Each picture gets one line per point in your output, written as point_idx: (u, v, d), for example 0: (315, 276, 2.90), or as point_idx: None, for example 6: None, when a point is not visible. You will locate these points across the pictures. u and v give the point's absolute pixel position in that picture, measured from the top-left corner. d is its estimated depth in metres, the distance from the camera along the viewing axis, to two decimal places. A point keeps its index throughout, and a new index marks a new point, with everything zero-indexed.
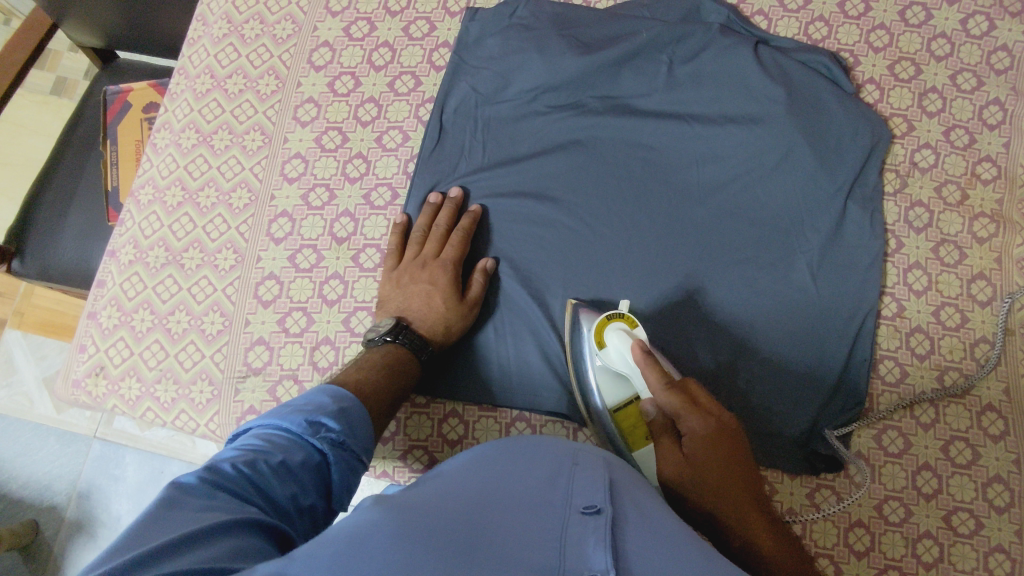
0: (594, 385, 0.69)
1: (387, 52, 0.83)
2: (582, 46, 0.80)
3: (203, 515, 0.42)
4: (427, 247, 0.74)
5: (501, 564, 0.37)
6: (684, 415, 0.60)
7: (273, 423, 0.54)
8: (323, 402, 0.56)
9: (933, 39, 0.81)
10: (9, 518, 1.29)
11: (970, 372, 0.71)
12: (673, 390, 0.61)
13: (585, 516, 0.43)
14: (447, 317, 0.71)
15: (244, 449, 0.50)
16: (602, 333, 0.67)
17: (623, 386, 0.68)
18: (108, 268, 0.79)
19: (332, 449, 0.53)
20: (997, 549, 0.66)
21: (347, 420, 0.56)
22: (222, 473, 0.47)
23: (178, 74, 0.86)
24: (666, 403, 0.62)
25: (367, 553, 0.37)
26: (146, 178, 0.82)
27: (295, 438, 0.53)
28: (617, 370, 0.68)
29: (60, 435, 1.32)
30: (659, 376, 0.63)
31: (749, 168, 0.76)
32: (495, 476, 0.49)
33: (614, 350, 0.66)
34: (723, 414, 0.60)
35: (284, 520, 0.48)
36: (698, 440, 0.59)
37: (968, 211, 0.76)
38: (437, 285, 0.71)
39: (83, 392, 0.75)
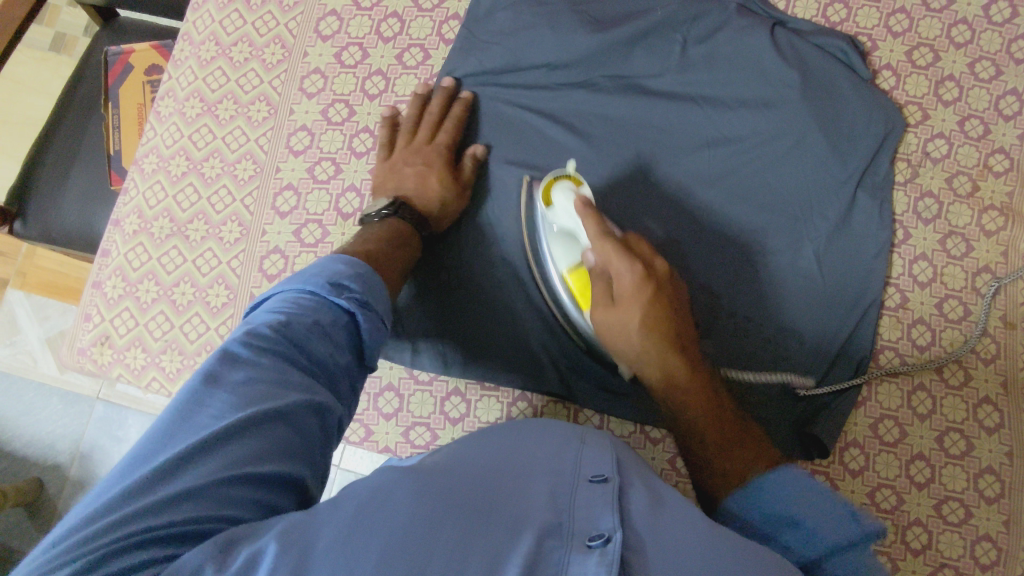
0: (546, 252, 0.70)
1: (396, 23, 0.82)
2: (595, 23, 0.78)
3: (251, 388, 0.43)
4: (420, 134, 0.75)
5: (515, 525, 0.38)
6: (616, 265, 0.62)
7: (295, 287, 0.52)
8: (340, 268, 0.55)
9: (953, 25, 0.79)
10: (14, 475, 1.31)
11: (970, 365, 0.72)
12: (607, 237, 0.62)
13: (593, 483, 0.44)
14: (442, 195, 0.72)
15: (274, 312, 0.49)
16: (551, 190, 0.69)
17: (569, 245, 0.68)
18: (112, 237, 0.79)
19: (360, 309, 0.53)
20: (984, 538, 0.68)
21: (369, 284, 0.55)
22: (259, 334, 0.47)
23: (182, 40, 0.84)
24: (600, 252, 0.63)
25: (383, 510, 0.37)
26: (150, 147, 0.81)
27: (320, 300, 0.52)
28: (565, 228, 0.68)
29: (62, 395, 1.34)
30: (597, 225, 0.63)
31: (761, 154, 0.75)
32: (501, 445, 0.49)
33: (558, 207, 0.67)
34: (653, 261, 0.63)
35: (319, 377, 0.48)
36: (627, 289, 0.61)
37: (977, 203, 0.75)
38: (433, 164, 0.73)
39: (88, 360, 0.75)
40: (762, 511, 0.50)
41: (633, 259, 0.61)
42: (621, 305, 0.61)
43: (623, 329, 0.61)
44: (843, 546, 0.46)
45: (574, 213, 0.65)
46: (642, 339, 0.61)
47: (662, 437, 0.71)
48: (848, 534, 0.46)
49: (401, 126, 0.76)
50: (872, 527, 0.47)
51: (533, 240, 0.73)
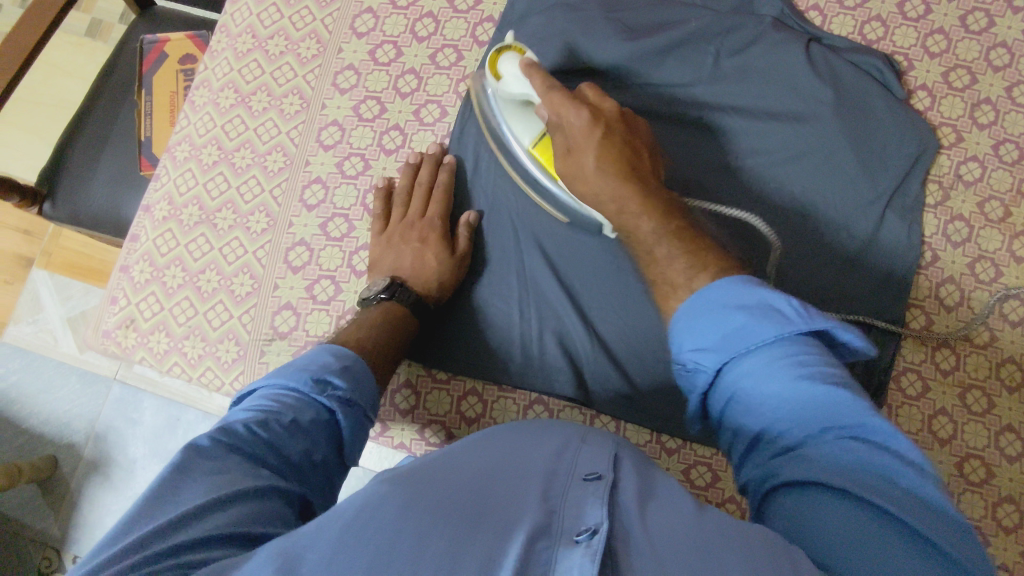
0: (508, 131, 0.72)
1: (430, 23, 0.82)
2: (629, 32, 0.79)
3: (221, 479, 0.45)
4: (413, 207, 0.76)
5: (503, 524, 0.40)
6: (568, 112, 0.65)
7: (281, 383, 0.56)
8: (327, 361, 0.59)
9: (992, 48, 0.78)
10: (30, 451, 1.33)
11: (993, 393, 0.71)
12: (553, 90, 0.66)
13: (586, 481, 0.45)
14: (439, 273, 0.72)
15: (256, 410, 0.53)
16: (497, 63, 0.70)
17: (530, 121, 0.71)
18: (142, 222, 0.80)
19: (339, 407, 0.56)
20: (1000, 568, 0.67)
21: (351, 378, 0.58)
22: (235, 434, 0.50)
23: (220, 31, 0.85)
24: (551, 104, 0.66)
25: (375, 521, 0.39)
26: (183, 135, 0.82)
27: (303, 397, 0.55)
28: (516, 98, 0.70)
29: (80, 375, 1.36)
30: (543, 82, 0.67)
31: (789, 169, 0.75)
32: (503, 443, 0.50)
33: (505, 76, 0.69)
34: (601, 105, 0.66)
35: (293, 476, 0.51)
36: (582, 132, 0.64)
37: (1009, 228, 0.74)
38: (428, 241, 0.73)
39: (113, 342, 0.77)
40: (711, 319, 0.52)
41: (580, 105, 0.65)
42: (579, 148, 0.64)
43: (586, 169, 0.64)
44: (787, 336, 0.48)
45: (517, 76, 0.68)
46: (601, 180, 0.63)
47: (678, 447, 0.71)
48: (792, 325, 0.49)
49: (394, 199, 0.76)
50: (817, 323, 0.49)
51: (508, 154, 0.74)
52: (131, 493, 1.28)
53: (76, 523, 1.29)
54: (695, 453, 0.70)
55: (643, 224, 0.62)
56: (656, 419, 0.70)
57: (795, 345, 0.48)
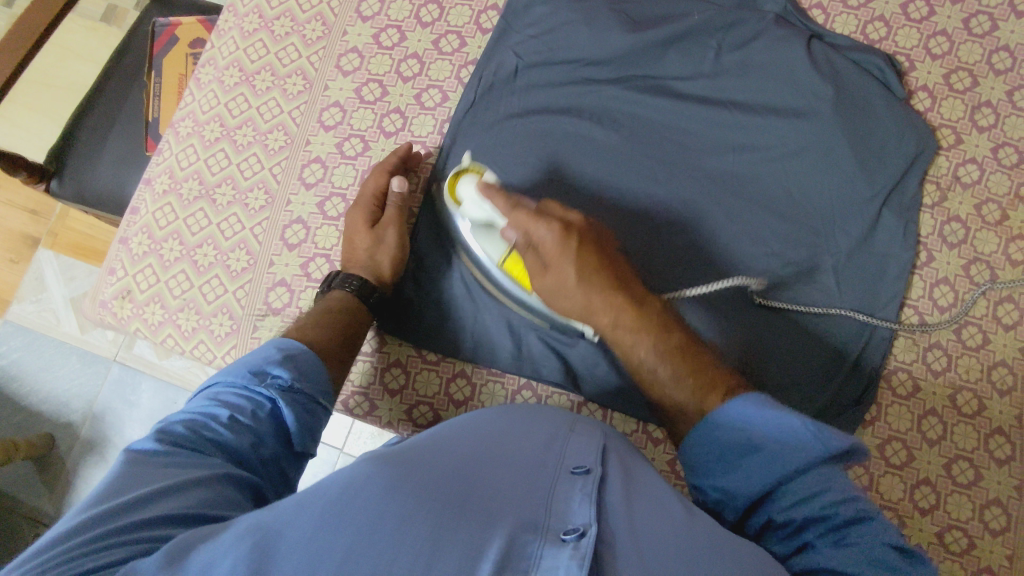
0: (473, 247, 0.72)
1: (435, 9, 0.83)
2: (632, 24, 0.79)
3: (165, 472, 0.46)
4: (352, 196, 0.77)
5: (490, 514, 0.40)
6: (535, 230, 0.63)
7: (225, 381, 0.56)
8: (268, 354, 0.58)
9: (994, 51, 0.78)
10: (27, 428, 1.34)
11: (984, 395, 0.71)
12: (517, 207, 0.64)
13: (574, 476, 0.46)
14: (372, 255, 0.72)
15: (197, 411, 0.53)
16: (457, 188, 0.70)
17: (494, 236, 0.70)
18: (143, 195, 0.81)
19: (279, 395, 0.55)
20: (985, 570, 0.66)
21: (295, 367, 0.58)
22: (175, 433, 0.50)
23: (228, 11, 0.86)
24: (516, 223, 0.64)
25: (358, 502, 0.38)
26: (187, 111, 0.83)
27: (244, 391, 0.55)
28: (478, 220, 0.69)
29: (81, 355, 1.37)
30: (505, 199, 0.65)
31: (786, 165, 0.75)
32: (492, 430, 0.51)
33: (466, 199, 0.69)
34: (567, 216, 0.64)
35: (245, 468, 0.51)
36: (552, 250, 0.62)
37: (1005, 232, 0.74)
38: (357, 226, 0.73)
39: (109, 313, 0.77)
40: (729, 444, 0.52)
41: (548, 221, 0.62)
42: (553, 267, 0.62)
43: (563, 285, 0.62)
44: (806, 464, 0.47)
45: (478, 199, 0.67)
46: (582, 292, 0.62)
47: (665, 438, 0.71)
48: (810, 450, 0.47)
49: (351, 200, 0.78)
50: (839, 443, 0.47)
51: (477, 264, 0.73)
52: None
53: (69, 501, 1.30)
54: None
55: (630, 342, 0.61)
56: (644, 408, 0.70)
57: (816, 471, 0.47)
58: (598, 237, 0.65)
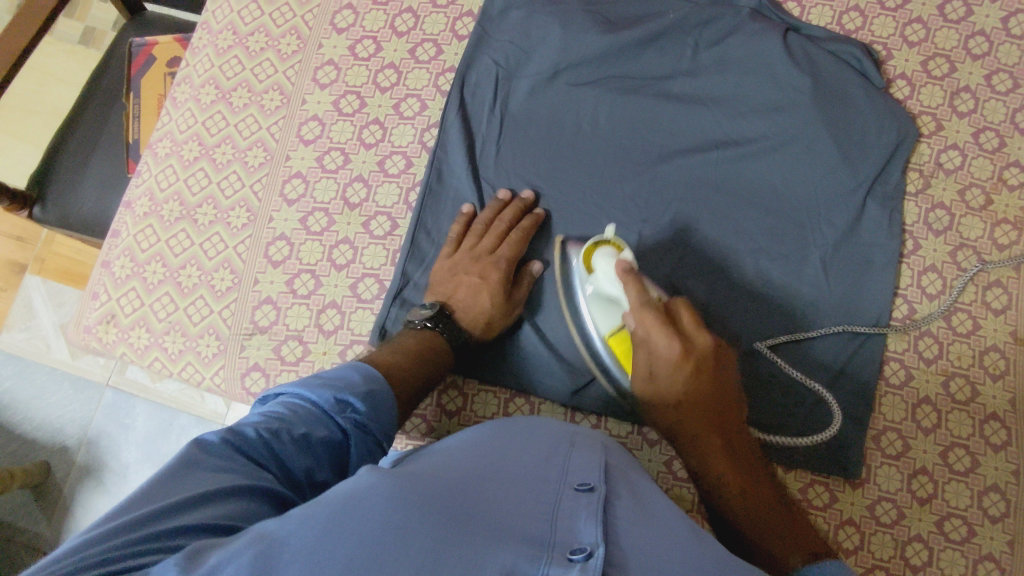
0: (588, 314, 0.70)
1: (410, 18, 0.83)
2: (608, 24, 0.79)
3: (219, 476, 0.44)
4: (485, 238, 0.73)
5: (497, 532, 0.39)
6: (657, 338, 0.61)
7: (301, 395, 0.54)
8: (353, 380, 0.57)
9: (970, 37, 0.79)
10: (23, 457, 1.33)
11: (977, 380, 0.70)
12: (646, 312, 0.62)
13: (578, 493, 0.45)
14: (493, 315, 0.70)
15: (269, 416, 0.51)
16: (592, 258, 0.69)
17: (611, 311, 0.68)
18: (123, 218, 0.80)
19: (351, 431, 0.53)
20: (987, 558, 0.66)
21: (373, 403, 0.56)
22: (244, 436, 0.49)
23: (202, 29, 0.86)
24: (641, 322, 0.62)
25: (364, 513, 0.37)
26: (164, 131, 0.82)
27: (320, 414, 0.53)
28: (607, 295, 0.68)
29: (72, 381, 1.36)
30: (639, 294, 0.63)
31: (769, 160, 0.75)
32: (494, 448, 0.51)
33: (601, 274, 0.67)
34: (693, 338, 0.61)
35: (293, 488, 0.49)
36: (665, 364, 0.61)
37: (990, 216, 0.74)
38: (493, 280, 0.71)
39: (93, 338, 0.76)
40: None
41: (672, 338, 0.60)
42: (660, 377, 0.62)
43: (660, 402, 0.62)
44: None
45: (615, 279, 0.66)
46: (675, 411, 0.62)
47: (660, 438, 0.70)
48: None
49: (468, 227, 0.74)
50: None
51: (582, 336, 0.72)
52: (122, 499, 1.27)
53: (66, 529, 1.28)
54: None
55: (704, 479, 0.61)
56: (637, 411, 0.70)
57: None
58: (724, 367, 0.62)
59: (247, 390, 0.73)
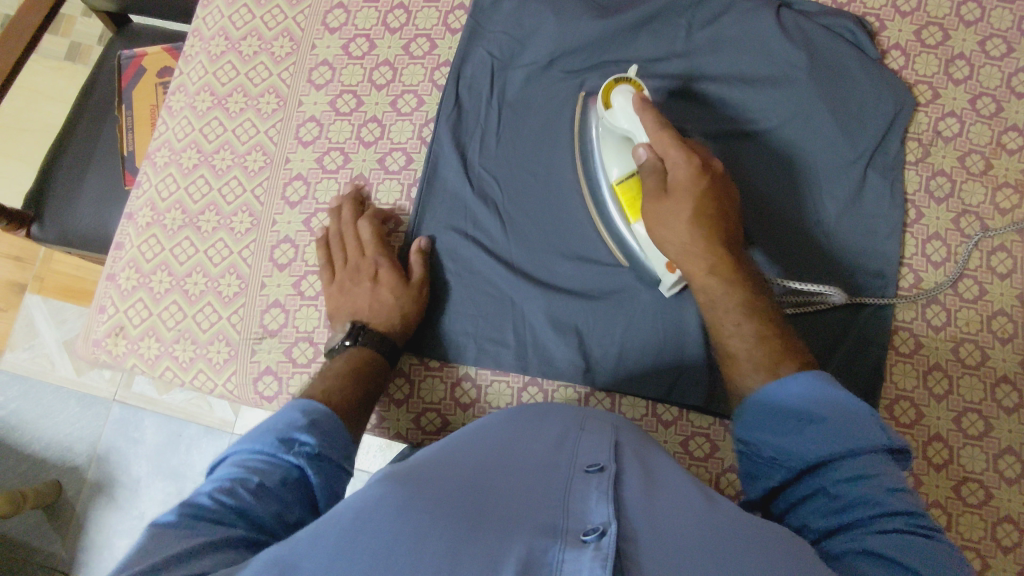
0: (600, 158, 0.73)
1: (402, 14, 0.82)
2: (600, 10, 0.79)
3: (185, 542, 0.41)
4: (354, 249, 0.73)
5: (508, 526, 0.39)
6: (673, 155, 0.65)
7: (246, 449, 0.52)
8: (293, 418, 0.54)
9: (962, 4, 0.79)
10: (34, 476, 1.33)
11: (986, 345, 0.71)
12: (664, 130, 0.65)
13: (588, 474, 0.45)
14: (400, 306, 0.70)
15: (219, 480, 0.48)
16: (610, 93, 0.70)
17: (625, 155, 0.70)
18: (126, 230, 0.80)
19: (307, 462, 0.51)
20: (1006, 519, 0.66)
21: (322, 431, 0.54)
22: (198, 505, 0.45)
23: (193, 36, 0.86)
24: (656, 144, 0.65)
25: (373, 525, 0.37)
26: (162, 140, 0.82)
27: (269, 458, 0.51)
28: (621, 130, 0.69)
29: (79, 397, 1.35)
30: (656, 119, 0.65)
31: (768, 137, 0.75)
32: (502, 442, 0.51)
33: (617, 108, 0.68)
34: (708, 158, 0.66)
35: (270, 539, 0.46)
36: (682, 177, 0.64)
37: (991, 181, 0.74)
38: (383, 276, 0.71)
39: (103, 351, 0.76)
40: (788, 406, 0.53)
41: (691, 154, 0.64)
42: (675, 195, 0.64)
43: (673, 216, 0.64)
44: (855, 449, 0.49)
45: (631, 112, 0.67)
46: (690, 225, 0.63)
47: (675, 420, 0.71)
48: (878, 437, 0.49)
49: (335, 246, 0.73)
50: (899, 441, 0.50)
51: (592, 188, 0.74)
52: (137, 513, 1.27)
53: (83, 546, 1.28)
54: (692, 424, 0.70)
55: (716, 290, 0.63)
56: (651, 393, 0.70)
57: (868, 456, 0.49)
58: (731, 195, 0.66)
59: (261, 394, 0.72)
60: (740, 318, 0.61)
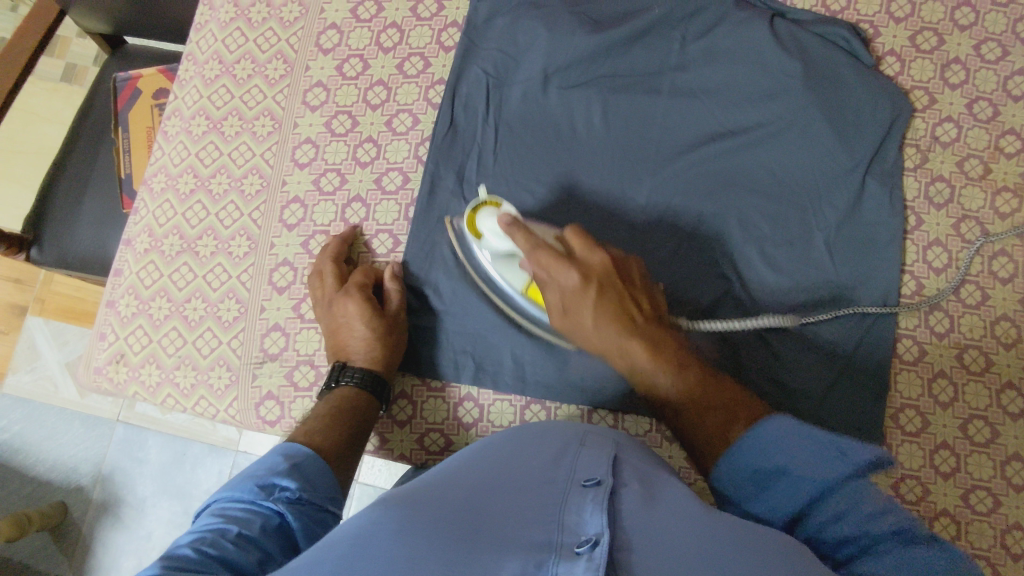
0: (498, 276, 0.71)
1: (395, 33, 0.82)
2: (594, 25, 0.79)
3: None
4: (329, 284, 0.72)
5: (503, 543, 0.38)
6: (557, 273, 0.62)
7: (222, 500, 0.50)
8: (274, 463, 0.55)
9: (956, 8, 0.79)
10: (38, 500, 1.32)
11: (991, 351, 0.70)
12: (539, 250, 0.63)
13: (585, 488, 0.45)
14: (378, 338, 0.69)
15: (197, 531, 0.46)
16: (476, 224, 0.70)
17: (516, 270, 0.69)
18: (124, 256, 0.80)
19: (288, 507, 0.51)
20: (1015, 527, 0.66)
21: (303, 474, 0.55)
22: (181, 553, 0.43)
23: (187, 60, 0.86)
24: (536, 265, 0.63)
25: (370, 548, 0.37)
26: (158, 166, 0.82)
27: (248, 505, 0.50)
28: (500, 253, 0.69)
29: (83, 420, 1.35)
30: (527, 240, 0.64)
31: (765, 147, 0.74)
32: (500, 461, 0.50)
33: (486, 235, 0.68)
34: (587, 254, 0.63)
35: None
36: (570, 295, 0.62)
37: (990, 185, 0.74)
38: (352, 315, 0.69)
39: (104, 379, 0.76)
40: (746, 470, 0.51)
41: (569, 266, 0.62)
42: (572, 311, 0.63)
43: (583, 328, 0.63)
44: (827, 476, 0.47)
45: (501, 234, 0.66)
46: (603, 334, 0.62)
47: None
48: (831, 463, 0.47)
49: (314, 283, 0.73)
50: (865, 456, 0.46)
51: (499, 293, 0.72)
52: (144, 533, 1.27)
53: (90, 568, 1.28)
54: None
55: (648, 377, 0.61)
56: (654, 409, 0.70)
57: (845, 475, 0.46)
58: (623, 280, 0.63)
59: (263, 420, 0.72)
60: (692, 402, 0.58)
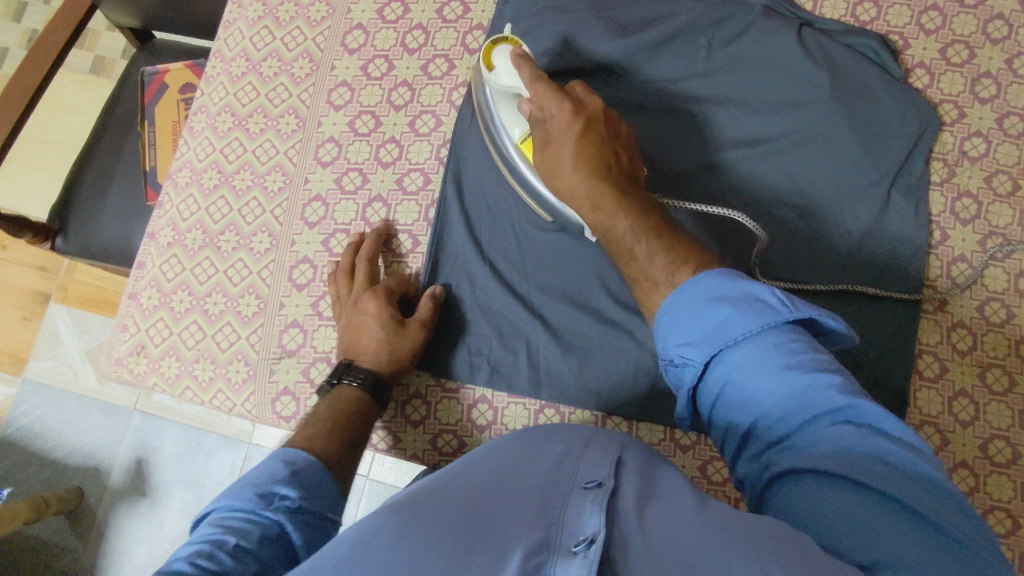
0: (498, 122, 0.73)
1: (420, 34, 0.83)
2: (619, 30, 0.79)
3: None
4: (358, 283, 0.72)
5: (500, 544, 0.38)
6: (550, 103, 0.65)
7: (221, 508, 0.50)
8: (276, 469, 0.54)
9: (989, 21, 0.78)
10: (56, 484, 1.34)
11: (1014, 370, 0.69)
12: (540, 84, 0.66)
13: (586, 490, 0.44)
14: (394, 348, 0.69)
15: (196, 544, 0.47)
16: (491, 57, 0.71)
17: (516, 117, 0.71)
18: (148, 249, 0.81)
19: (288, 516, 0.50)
20: None
21: (314, 476, 0.55)
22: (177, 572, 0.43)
23: (215, 57, 0.87)
24: (534, 99, 0.67)
25: (368, 551, 0.36)
26: (183, 161, 0.83)
27: (247, 514, 0.49)
28: (506, 90, 0.71)
29: (102, 407, 1.37)
30: (532, 75, 0.67)
31: (789, 157, 0.74)
32: (504, 464, 0.50)
33: (498, 69, 0.70)
34: (586, 100, 0.66)
35: None
36: (563, 124, 0.65)
37: (1019, 202, 0.73)
38: (376, 319, 0.70)
39: (124, 370, 0.77)
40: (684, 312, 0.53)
41: (563, 99, 0.65)
42: (555, 141, 0.65)
43: (562, 165, 0.65)
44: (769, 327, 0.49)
45: (510, 69, 0.69)
46: (583, 176, 0.63)
47: (693, 444, 0.70)
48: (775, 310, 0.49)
49: (341, 276, 0.73)
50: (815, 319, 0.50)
51: (500, 149, 0.75)
52: (157, 521, 1.29)
53: (103, 554, 1.30)
54: (711, 449, 0.69)
55: (609, 224, 0.62)
56: (669, 418, 0.69)
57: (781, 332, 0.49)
58: (615, 132, 0.66)
59: (279, 415, 0.73)
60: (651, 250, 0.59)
